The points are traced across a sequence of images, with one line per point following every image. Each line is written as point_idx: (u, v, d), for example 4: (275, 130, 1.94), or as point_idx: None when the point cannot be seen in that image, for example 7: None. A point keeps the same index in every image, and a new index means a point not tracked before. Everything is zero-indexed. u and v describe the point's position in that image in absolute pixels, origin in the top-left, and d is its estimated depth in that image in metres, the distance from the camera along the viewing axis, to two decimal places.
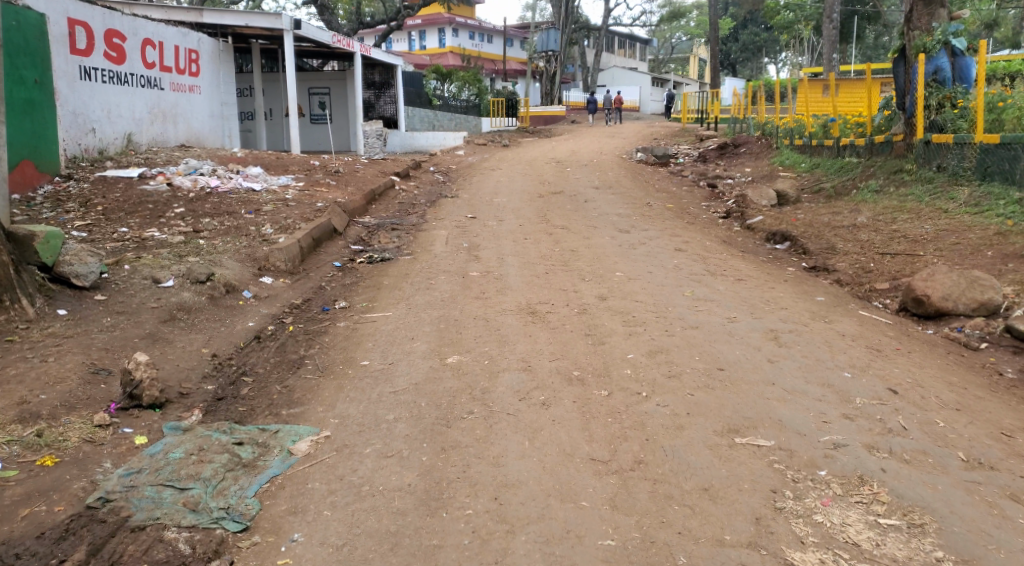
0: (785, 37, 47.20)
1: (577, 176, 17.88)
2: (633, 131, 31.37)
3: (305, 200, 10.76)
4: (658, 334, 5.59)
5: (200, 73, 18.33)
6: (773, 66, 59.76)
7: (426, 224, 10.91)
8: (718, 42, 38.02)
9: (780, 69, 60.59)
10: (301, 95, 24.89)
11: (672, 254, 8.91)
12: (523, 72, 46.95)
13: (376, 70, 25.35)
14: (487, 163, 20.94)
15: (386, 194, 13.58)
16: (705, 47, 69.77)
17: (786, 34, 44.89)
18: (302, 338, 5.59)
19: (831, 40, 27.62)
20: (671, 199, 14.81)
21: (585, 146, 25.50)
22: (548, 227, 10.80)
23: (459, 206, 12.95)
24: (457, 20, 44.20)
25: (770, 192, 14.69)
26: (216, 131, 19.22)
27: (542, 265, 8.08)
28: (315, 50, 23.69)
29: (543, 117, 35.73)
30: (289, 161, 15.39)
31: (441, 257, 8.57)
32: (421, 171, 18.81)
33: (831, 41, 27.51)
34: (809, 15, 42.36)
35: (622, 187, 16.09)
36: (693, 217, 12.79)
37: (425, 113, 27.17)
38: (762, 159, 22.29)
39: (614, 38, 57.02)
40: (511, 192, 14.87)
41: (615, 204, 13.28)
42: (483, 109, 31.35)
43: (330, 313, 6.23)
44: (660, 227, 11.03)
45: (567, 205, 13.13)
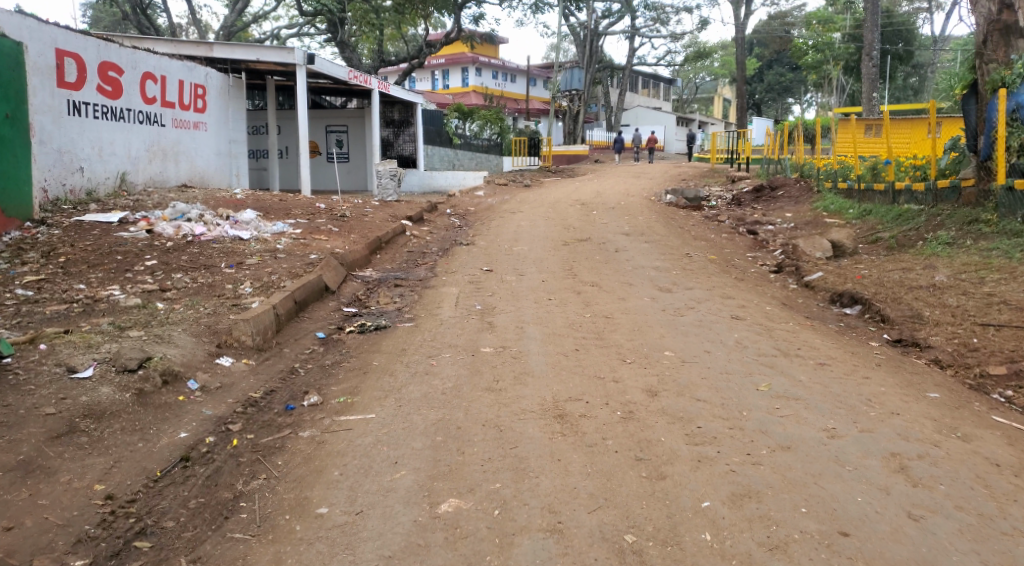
0: (813, 77, 45.78)
1: (604, 221, 16.41)
2: (660, 170, 29.94)
3: (297, 249, 9.38)
4: (733, 458, 4.11)
5: (208, 110, 17.14)
6: (798, 106, 58.39)
7: (437, 278, 9.47)
8: (746, 82, 36.67)
9: (806, 109, 59.21)
10: (318, 132, 23.80)
11: (732, 323, 7.39)
12: (546, 111, 45.87)
13: (395, 108, 24.33)
14: (508, 205, 19.58)
15: (393, 242, 12.18)
16: (728, 86, 68.54)
17: (814, 75, 43.52)
18: (244, 464, 4.15)
19: (869, 79, 26.10)
20: (711, 249, 13.27)
21: (612, 187, 24.09)
22: (579, 284, 9.33)
23: (475, 255, 11.54)
24: (481, 59, 43.32)
25: (824, 242, 13.14)
26: (223, 169, 17.99)
27: (575, 337, 6.61)
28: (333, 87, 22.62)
29: (566, 156, 34.50)
30: (292, 203, 14.11)
31: (447, 325, 7.10)
32: (437, 212, 17.48)
33: (869, 80, 25.95)
34: (838, 56, 41.01)
35: (655, 233, 14.63)
36: (740, 271, 11.23)
37: (444, 152, 25.93)
38: (803, 203, 20.69)
39: (638, 77, 56.01)
40: (531, 239, 13.43)
41: (650, 255, 11.77)
42: (505, 148, 30.10)
43: (293, 416, 4.74)
44: (706, 285, 9.50)
45: (596, 255, 11.65)
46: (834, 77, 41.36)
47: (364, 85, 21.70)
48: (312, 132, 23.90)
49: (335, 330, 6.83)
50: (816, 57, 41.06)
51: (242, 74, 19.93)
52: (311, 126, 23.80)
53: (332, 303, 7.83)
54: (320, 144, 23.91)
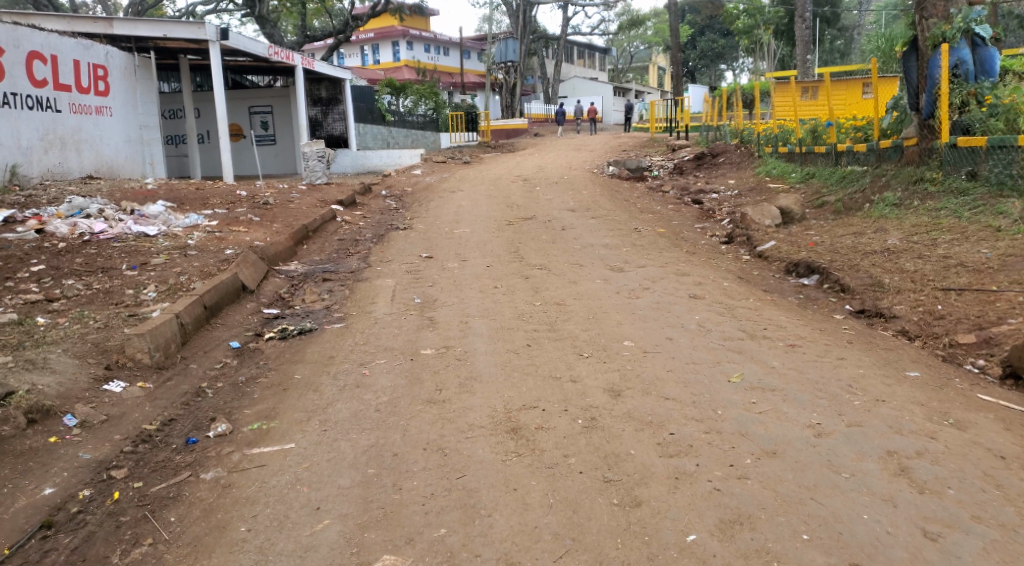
0: (745, 42, 45.73)
1: (547, 197, 15.82)
2: (598, 142, 29.46)
3: (214, 245, 8.55)
4: (715, 472, 3.64)
5: (111, 92, 15.91)
6: (731, 73, 58.60)
7: (371, 268, 8.74)
8: (680, 49, 36.33)
9: (739, 75, 59.51)
10: (240, 114, 22.57)
11: (692, 304, 6.86)
12: (480, 85, 44.91)
13: (321, 85, 23.15)
14: (446, 185, 18.81)
15: (325, 230, 11.35)
16: (662, 55, 68.44)
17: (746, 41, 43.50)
18: (116, 525, 3.67)
19: (801, 44, 26.03)
20: (659, 222, 12.80)
21: (552, 161, 23.50)
22: (525, 268, 8.72)
23: (412, 240, 10.82)
24: (412, 33, 42.21)
25: (773, 209, 12.78)
26: (134, 158, 16.77)
27: (524, 331, 6.00)
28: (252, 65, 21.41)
29: (503, 131, 33.78)
30: (212, 193, 13.15)
31: (383, 323, 6.43)
32: (370, 196, 16.66)
33: (803, 42, 25.80)
34: (769, 19, 41.15)
35: (600, 208, 14.13)
36: (691, 245, 10.76)
37: (377, 130, 24.91)
38: (745, 169, 20.44)
39: (572, 47, 55.34)
40: (472, 219, 12.75)
41: (597, 232, 11.22)
42: (440, 124, 29.20)
43: (186, 455, 4.18)
44: (659, 261, 8.99)
45: (541, 235, 11.05)
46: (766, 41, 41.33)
47: (287, 61, 20.57)
48: (234, 114, 22.64)
49: (254, 338, 6.10)
50: (747, 22, 41.54)
51: (150, 53, 18.66)
52: (232, 108, 22.56)
53: (251, 304, 7.06)
54: (243, 127, 22.68)
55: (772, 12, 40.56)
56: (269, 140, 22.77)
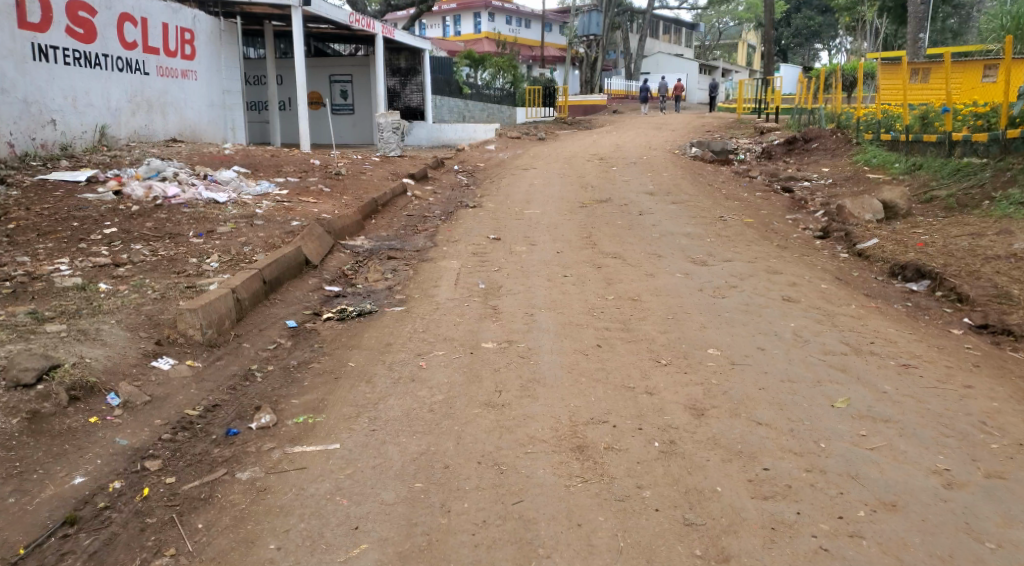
0: (843, 21, 43.51)
1: (626, 179, 15.16)
2: (681, 121, 28.42)
3: (279, 215, 8.27)
4: (822, 525, 3.16)
5: (196, 56, 15.88)
6: (826, 51, 55.92)
7: (439, 248, 8.33)
8: (775, 28, 35.07)
9: (833, 55, 56.85)
10: (321, 82, 22.46)
11: (784, 308, 6.21)
12: (563, 60, 44.10)
13: (401, 55, 22.92)
14: (523, 160, 18.32)
15: (394, 204, 11.03)
16: (753, 33, 65.93)
17: (844, 19, 41.37)
18: (143, 528, 3.31)
19: (914, 22, 24.26)
20: (745, 211, 12.01)
21: (633, 140, 22.71)
22: (601, 256, 8.17)
23: (482, 219, 10.38)
24: (494, 5, 41.52)
25: (873, 202, 11.81)
26: (217, 123, 16.79)
27: (597, 329, 5.49)
28: (335, 32, 21.26)
29: (584, 107, 33.02)
30: (285, 160, 12.98)
31: (445, 310, 5.99)
32: (444, 169, 16.31)
33: (914, 20, 24.07)
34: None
35: (682, 193, 13.41)
36: (780, 239, 10.00)
37: (455, 103, 24.54)
38: (840, 158, 19.27)
39: (659, 24, 53.82)
40: (545, 199, 12.24)
41: (678, 219, 10.56)
42: (518, 99, 28.65)
43: (225, 447, 3.83)
44: (746, 256, 8.31)
45: (618, 219, 10.45)
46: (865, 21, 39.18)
47: (367, 29, 20.25)
48: (314, 82, 22.55)
49: (309, 319, 5.69)
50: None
51: (237, 18, 18.68)
52: (313, 76, 22.47)
53: (312, 279, 6.71)
54: (323, 95, 22.57)
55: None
56: (348, 109, 22.66)
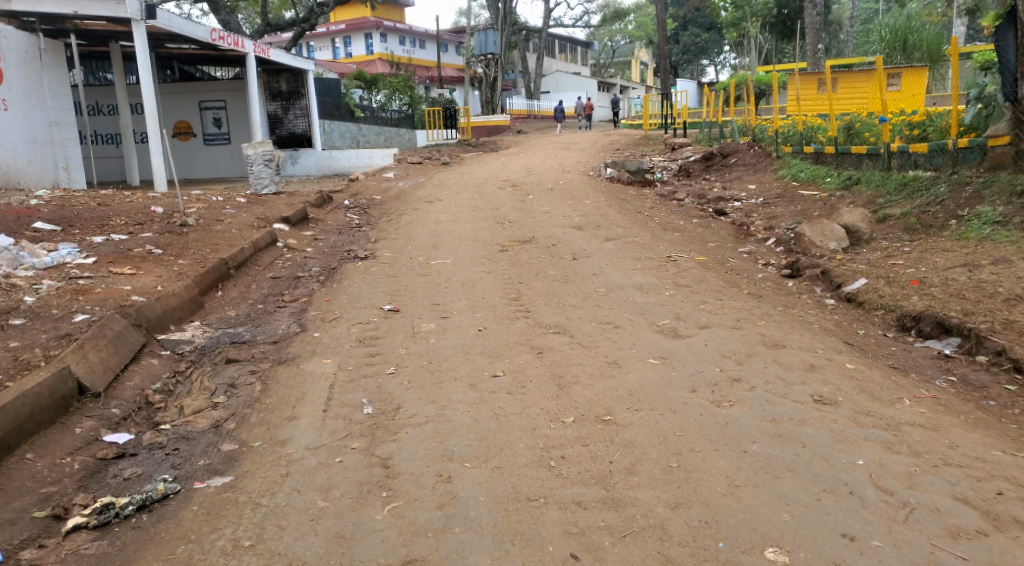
0: (732, 36, 43.07)
1: (546, 210, 13.06)
2: (587, 140, 26.68)
3: (71, 298, 5.76)
4: None
5: (5, 80, 12.80)
6: (712, 68, 56.15)
7: (307, 334, 5.93)
8: (665, 42, 34.07)
9: (720, 71, 57.12)
10: (190, 110, 19.56)
11: (826, 419, 4.11)
12: (459, 81, 42.11)
13: (281, 77, 20.23)
14: (424, 190, 16.05)
15: (255, 264, 8.48)
16: (646, 49, 65.55)
17: (734, 33, 40.92)
18: None
19: (812, 30, 23.12)
20: (692, 245, 10.07)
21: (542, 162, 20.74)
22: (542, 329, 5.98)
23: (371, 278, 7.98)
24: (386, 24, 39.24)
25: (834, 227, 10.04)
26: (42, 162, 13.68)
27: (559, 500, 3.43)
28: (200, 52, 18.46)
29: (485, 128, 31.03)
30: (122, 210, 10.30)
31: (302, 500, 3.57)
32: (330, 207, 13.86)
33: (814, 31, 23.06)
34: (756, 12, 38.65)
35: (612, 224, 11.46)
36: (748, 283, 8.05)
37: (346, 128, 21.94)
38: (763, 173, 17.71)
39: (554, 42, 52.56)
40: (451, 243, 9.95)
41: (622, 263, 8.49)
42: (417, 121, 26.30)
43: None
44: (728, 317, 6.31)
45: (548, 268, 8.28)
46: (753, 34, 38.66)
47: (238, 49, 17.64)
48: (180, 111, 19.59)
49: (46, 534, 3.49)
50: (735, 15, 39.95)
51: (71, 37, 15.74)
52: (179, 104, 19.54)
53: (84, 425, 4.28)
54: (193, 124, 19.67)
55: (760, 5, 38.03)
56: (222, 139, 19.78)
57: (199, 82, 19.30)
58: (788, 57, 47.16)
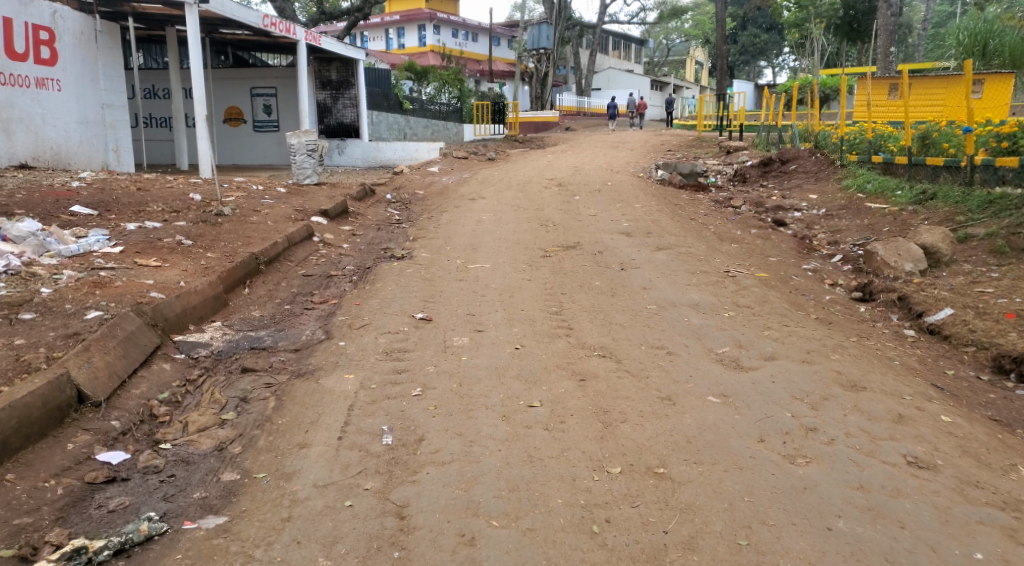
0: (793, 39, 41.79)
1: (594, 213, 12.44)
2: (638, 140, 25.92)
3: (85, 291, 5.35)
4: None
5: (60, 61, 12.57)
6: (768, 71, 54.70)
7: (332, 343, 5.44)
8: (724, 42, 33.11)
9: (776, 74, 55.62)
10: (241, 96, 19.34)
11: (926, 491, 3.64)
12: (512, 75, 41.55)
13: (332, 65, 19.83)
14: (469, 186, 15.56)
15: (285, 259, 8.03)
16: (701, 49, 64.19)
17: (795, 35, 39.65)
18: None
19: (883, 33, 22.00)
20: (752, 260, 9.37)
21: (593, 161, 20.09)
22: (590, 353, 5.40)
23: (406, 281, 7.46)
24: (440, 17, 38.86)
25: (911, 247, 9.17)
26: (93, 143, 13.40)
27: None
28: (254, 39, 18.20)
29: (535, 123, 30.47)
30: (158, 195, 9.97)
31: (301, 558, 3.16)
32: (371, 200, 13.44)
33: (884, 34, 21.97)
34: (820, 14, 37.31)
35: (664, 232, 10.80)
36: (815, 306, 7.35)
37: (395, 119, 21.47)
38: (825, 182, 16.82)
39: (608, 39, 51.66)
40: (492, 246, 9.42)
41: (676, 277, 7.85)
42: (466, 115, 25.82)
43: None
44: (800, 349, 5.65)
45: (595, 279, 7.69)
46: (815, 37, 37.37)
47: (289, 35, 17.28)
48: (232, 96, 19.38)
49: None
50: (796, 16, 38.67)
51: (130, 20, 15.52)
52: (231, 89, 19.32)
53: (76, 441, 3.84)
54: (244, 111, 19.45)
55: (825, 7, 36.68)
56: (270, 127, 19.52)
57: (251, 69, 19.07)
58: (849, 62, 45.61)
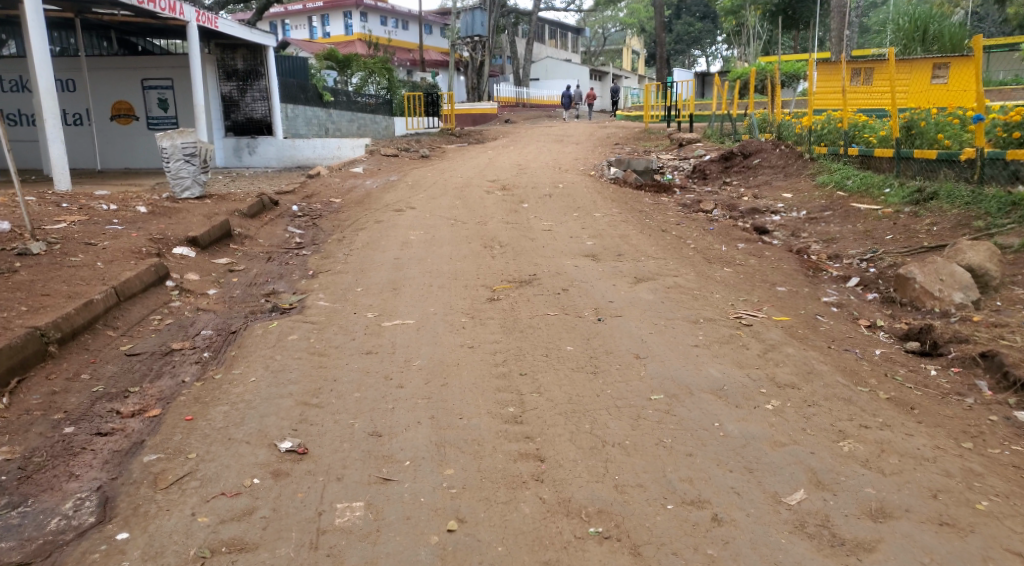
0: (730, 26, 40.10)
1: (548, 227, 10.11)
2: (583, 132, 23.63)
3: None
4: None
5: None
6: (704, 59, 53.12)
7: (101, 541, 3.16)
8: (663, 29, 31.12)
9: (713, 63, 53.91)
10: (130, 89, 16.07)
11: None
12: (444, 65, 38.92)
13: (238, 53, 16.93)
14: (394, 192, 13.05)
15: (100, 326, 5.48)
16: (638, 38, 62.35)
17: (732, 22, 37.94)
18: None
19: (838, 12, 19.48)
20: (759, 293, 7.18)
21: (537, 157, 17.75)
22: (581, 533, 3.16)
23: (288, 360, 4.96)
24: (367, 4, 36.08)
25: (958, 268, 6.96)
26: None
27: None
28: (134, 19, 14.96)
29: (470, 116, 28.08)
30: None
31: None
32: (268, 215, 10.82)
33: (840, 15, 20.13)
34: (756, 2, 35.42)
35: (637, 253, 8.53)
36: (877, 375, 5.06)
37: (313, 113, 18.75)
38: (797, 178, 14.60)
39: (543, 26, 49.30)
40: (417, 285, 6.92)
41: (675, 334, 5.58)
42: (394, 107, 23.09)
43: None
44: (920, 496, 3.40)
45: (564, 342, 5.34)
46: (753, 25, 35.70)
47: (176, 16, 14.27)
48: (118, 90, 16.07)
49: None
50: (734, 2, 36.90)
51: None
52: (115, 81, 16.01)
53: None
54: (134, 107, 16.18)
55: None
56: (168, 125, 16.32)
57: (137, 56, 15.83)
58: (787, 49, 44.08)
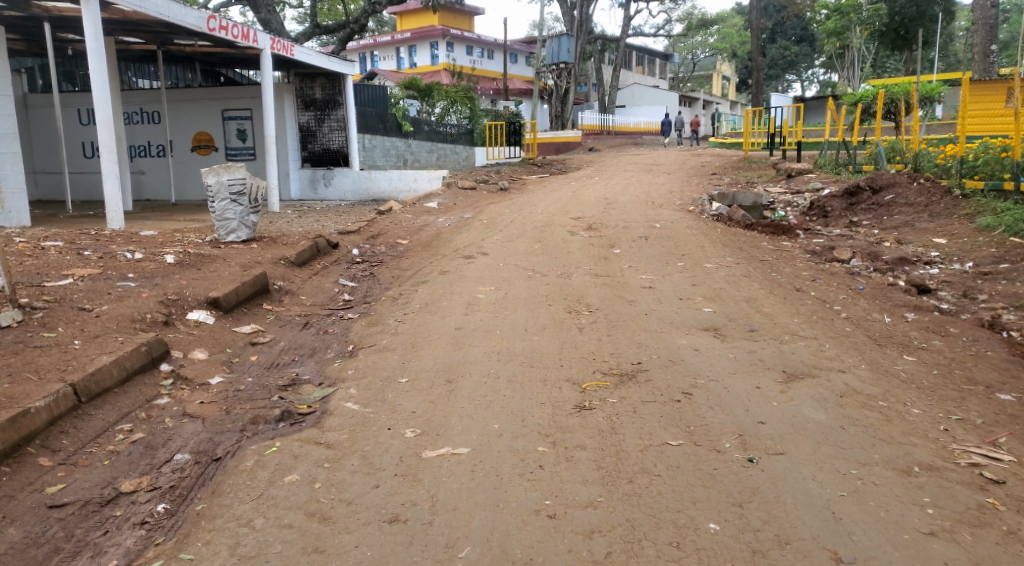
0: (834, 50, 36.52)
1: (647, 283, 8.09)
2: (676, 161, 21.47)
3: None
4: None
5: None
6: (799, 85, 49.89)
7: None
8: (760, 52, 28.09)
9: (808, 88, 50.51)
10: (209, 120, 14.37)
11: None
12: (529, 92, 37.41)
13: (317, 82, 15.44)
14: (467, 231, 11.31)
15: (31, 450, 3.84)
16: (729, 64, 59.06)
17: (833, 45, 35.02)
18: None
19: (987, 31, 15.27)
20: (972, 403, 4.93)
21: (631, 191, 15.74)
22: None
23: (281, 549, 3.27)
24: (453, 33, 35.11)
25: None
26: None
27: None
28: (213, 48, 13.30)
29: (554, 144, 26.24)
30: None
31: None
32: (317, 260, 9.24)
33: None
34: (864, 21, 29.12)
35: (771, 329, 6.38)
36: None
37: (392, 144, 17.31)
38: None
39: (631, 53, 47.26)
40: (479, 378, 5.05)
41: (885, 502, 3.49)
42: (476, 136, 21.58)
43: None
44: None
45: (703, 515, 3.41)
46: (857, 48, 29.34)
47: (251, 44, 12.59)
48: (198, 121, 14.40)
49: None
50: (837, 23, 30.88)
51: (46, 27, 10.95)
52: (196, 111, 14.37)
53: None
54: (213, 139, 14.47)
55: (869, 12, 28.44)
56: (247, 156, 14.52)
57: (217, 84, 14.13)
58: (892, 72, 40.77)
